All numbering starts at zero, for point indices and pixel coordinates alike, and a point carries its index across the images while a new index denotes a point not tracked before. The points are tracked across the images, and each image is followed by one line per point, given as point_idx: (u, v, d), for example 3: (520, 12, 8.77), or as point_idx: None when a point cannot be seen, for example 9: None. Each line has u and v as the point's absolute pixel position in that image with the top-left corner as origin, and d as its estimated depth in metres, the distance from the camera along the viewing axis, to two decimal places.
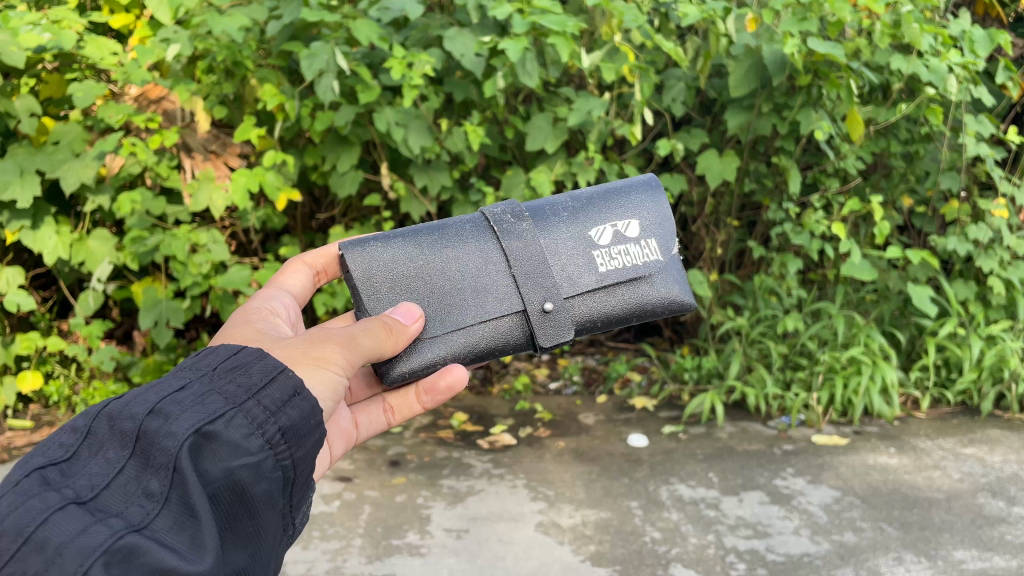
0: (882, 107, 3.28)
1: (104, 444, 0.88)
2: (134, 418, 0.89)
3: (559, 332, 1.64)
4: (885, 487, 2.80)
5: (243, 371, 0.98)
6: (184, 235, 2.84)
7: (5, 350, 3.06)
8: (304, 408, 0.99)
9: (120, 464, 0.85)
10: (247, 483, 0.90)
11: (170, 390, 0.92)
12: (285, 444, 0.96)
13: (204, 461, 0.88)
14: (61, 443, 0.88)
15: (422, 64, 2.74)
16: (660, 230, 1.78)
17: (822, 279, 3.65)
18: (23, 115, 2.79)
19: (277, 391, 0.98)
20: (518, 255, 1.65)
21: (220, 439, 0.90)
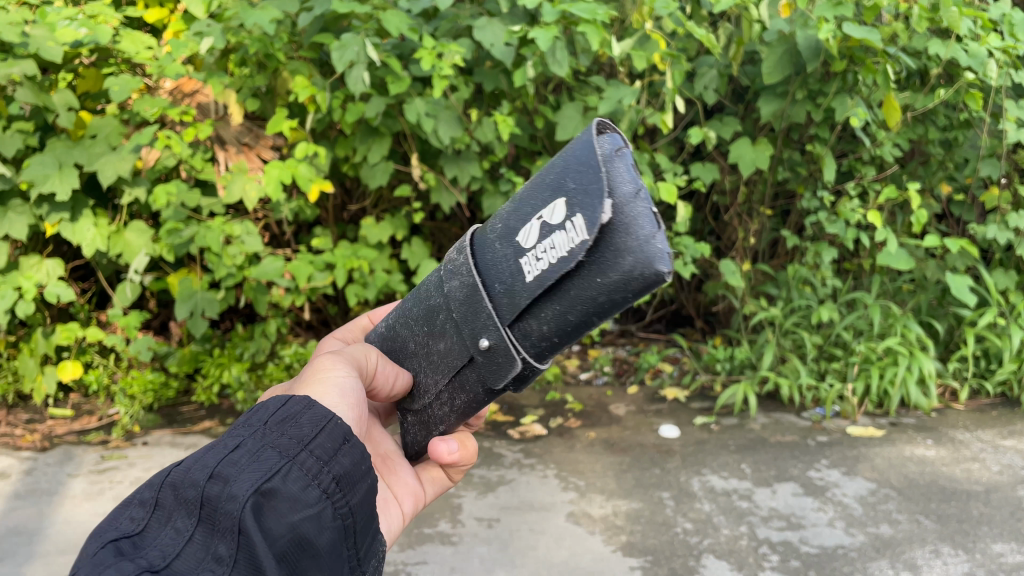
0: (919, 93, 3.22)
1: (172, 513, 0.83)
2: (196, 484, 0.84)
3: (507, 368, 1.05)
4: (922, 479, 2.76)
5: (292, 423, 0.92)
6: (218, 226, 2.87)
7: (46, 340, 3.13)
8: (356, 453, 0.93)
9: (187, 532, 0.81)
10: (311, 536, 0.85)
11: (227, 450, 0.87)
12: (341, 492, 0.90)
13: (266, 520, 0.83)
14: (131, 516, 0.83)
15: (451, 54, 2.73)
16: (583, 194, 0.93)
17: (858, 268, 3.61)
18: (61, 109, 2.85)
19: (327, 440, 0.92)
20: (461, 300, 1.08)
21: (281, 496, 0.85)
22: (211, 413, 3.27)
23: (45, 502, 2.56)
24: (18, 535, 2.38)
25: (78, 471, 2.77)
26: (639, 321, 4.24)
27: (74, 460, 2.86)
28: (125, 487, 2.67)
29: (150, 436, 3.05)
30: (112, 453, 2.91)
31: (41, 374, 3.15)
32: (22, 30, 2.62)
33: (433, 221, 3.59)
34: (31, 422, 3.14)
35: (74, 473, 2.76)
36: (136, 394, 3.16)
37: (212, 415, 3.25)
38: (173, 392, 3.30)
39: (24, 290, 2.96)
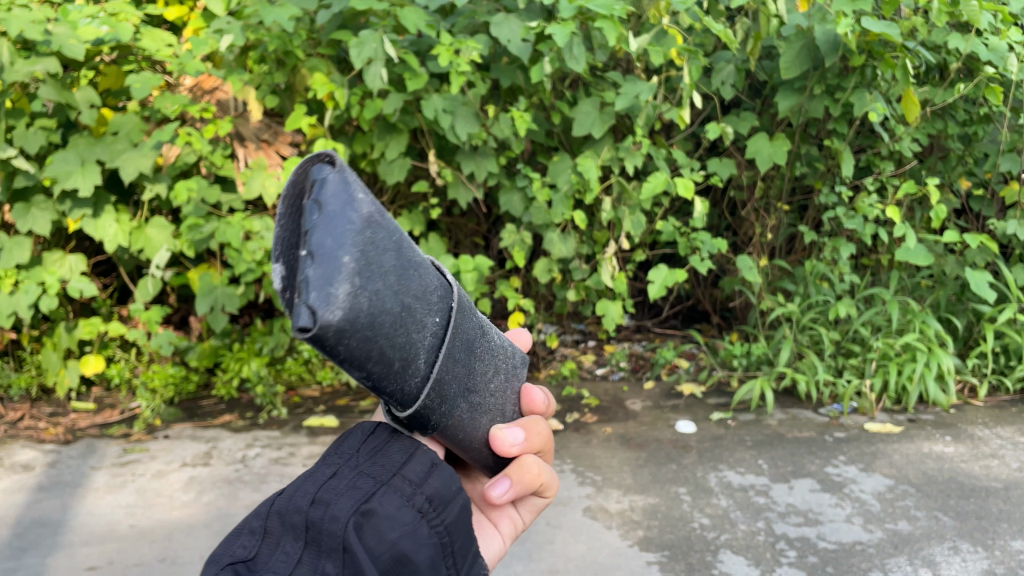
0: (939, 87, 3.20)
1: (280, 538, 0.80)
2: (300, 510, 0.80)
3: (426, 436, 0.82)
4: (940, 475, 2.75)
5: (382, 446, 0.86)
6: (238, 222, 2.90)
7: (69, 334, 3.17)
8: (450, 474, 0.86)
9: (297, 557, 0.78)
10: (411, 555, 0.81)
11: (325, 475, 0.83)
12: (435, 511, 0.84)
13: (367, 543, 0.78)
14: (244, 544, 0.81)
15: (468, 51, 2.74)
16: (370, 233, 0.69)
17: (876, 264, 3.60)
18: (83, 106, 2.88)
19: (419, 464, 0.85)
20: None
21: (382, 515, 0.80)
22: (230, 406, 3.31)
23: (69, 494, 2.60)
24: (43, 526, 2.42)
25: (100, 464, 2.80)
26: (655, 316, 4.25)
27: (97, 453, 2.89)
28: (147, 480, 2.70)
29: (170, 430, 3.09)
30: (133, 446, 2.95)
31: (64, 368, 3.20)
32: (45, 28, 2.65)
33: (450, 217, 3.60)
34: (55, 416, 3.18)
35: (97, 465, 2.79)
36: (157, 388, 3.21)
37: (232, 408, 3.28)
38: (194, 386, 3.34)
39: (47, 285, 3.00)
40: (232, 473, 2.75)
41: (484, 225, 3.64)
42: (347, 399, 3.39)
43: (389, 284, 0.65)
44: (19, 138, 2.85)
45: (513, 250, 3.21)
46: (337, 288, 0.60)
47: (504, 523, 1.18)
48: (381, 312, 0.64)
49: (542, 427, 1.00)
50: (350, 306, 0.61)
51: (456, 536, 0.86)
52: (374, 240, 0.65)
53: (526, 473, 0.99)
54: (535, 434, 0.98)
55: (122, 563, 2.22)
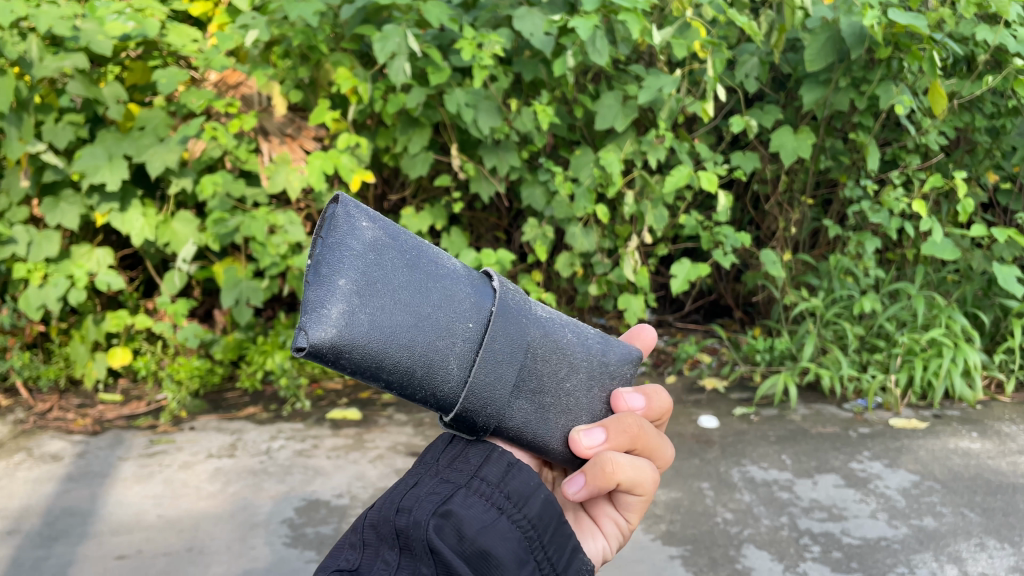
0: (966, 80, 3.16)
1: (375, 550, 0.80)
2: (388, 518, 0.81)
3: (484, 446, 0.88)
4: (966, 472, 2.72)
5: (460, 454, 0.87)
6: (263, 216, 2.93)
7: (97, 327, 3.21)
8: (526, 472, 0.87)
9: (392, 563, 0.77)
10: (498, 549, 0.80)
11: (406, 487, 0.84)
12: (516, 507, 0.84)
13: (454, 542, 0.78)
14: (343, 560, 0.81)
15: (491, 45, 2.74)
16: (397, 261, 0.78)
17: (901, 258, 3.57)
18: (111, 101, 2.92)
19: (494, 466, 0.86)
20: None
21: (463, 515, 0.80)
22: (255, 399, 3.34)
23: (97, 484, 2.64)
24: (72, 515, 2.45)
25: (128, 455, 2.84)
26: (677, 311, 4.24)
27: (125, 444, 2.93)
28: (174, 470, 2.73)
29: (196, 422, 3.13)
30: (160, 437, 2.99)
31: (92, 360, 3.25)
32: (73, 24, 2.68)
33: (471, 211, 3.61)
34: (83, 407, 3.23)
35: (125, 456, 2.83)
36: (183, 380, 3.23)
37: (256, 401, 3.32)
38: (219, 379, 3.38)
39: (76, 278, 3.05)
40: (257, 465, 2.78)
41: (506, 219, 3.64)
42: (370, 392, 3.42)
43: (395, 299, 0.75)
44: (48, 133, 2.89)
45: (535, 244, 3.21)
46: (329, 308, 0.72)
47: (607, 526, 1.09)
48: (383, 324, 0.74)
49: (628, 425, 0.93)
50: (343, 322, 0.72)
51: (542, 533, 0.85)
52: (379, 262, 0.75)
53: (600, 470, 0.92)
54: (616, 433, 0.92)
55: (150, 552, 2.25)
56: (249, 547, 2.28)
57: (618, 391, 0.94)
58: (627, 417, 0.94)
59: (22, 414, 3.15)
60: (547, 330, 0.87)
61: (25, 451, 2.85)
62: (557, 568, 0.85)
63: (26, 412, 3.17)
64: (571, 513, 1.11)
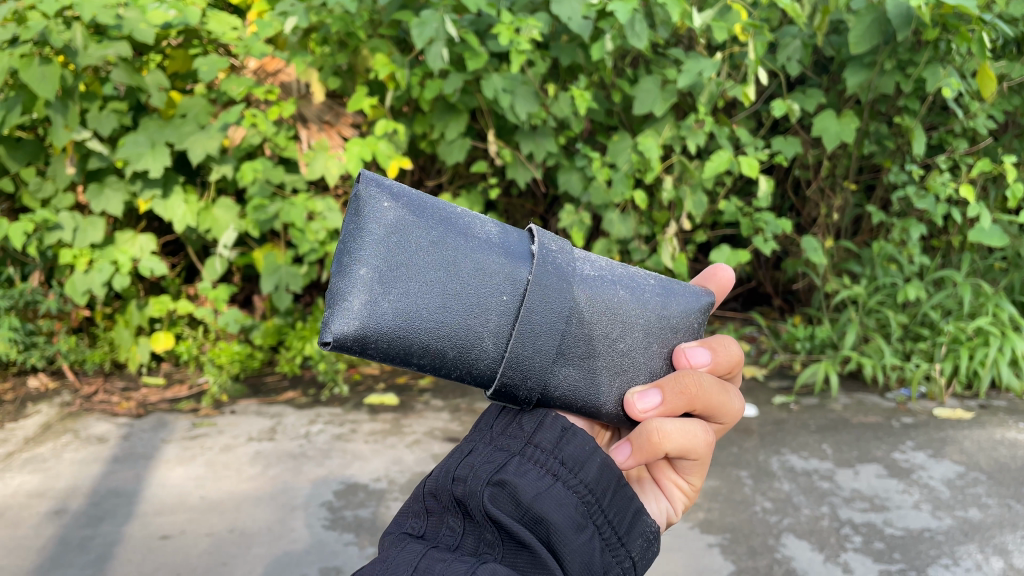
0: (1017, 62, 3.07)
1: (440, 515, 0.87)
2: (448, 487, 0.87)
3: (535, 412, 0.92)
4: (1013, 463, 2.66)
5: (515, 422, 0.92)
6: (302, 203, 2.96)
7: (140, 312, 3.27)
8: (580, 437, 0.90)
9: (457, 529, 0.84)
10: (556, 512, 0.84)
11: (464, 455, 0.90)
12: (572, 473, 0.88)
13: (511, 507, 0.83)
14: (410, 525, 0.89)
15: (529, 29, 2.72)
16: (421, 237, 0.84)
17: (946, 245, 3.50)
18: (153, 89, 2.95)
19: (548, 432, 0.90)
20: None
21: (519, 480, 0.85)
22: (294, 383, 3.38)
23: (141, 465, 2.70)
24: (117, 495, 2.51)
25: (171, 437, 2.90)
26: None
27: (167, 426, 2.99)
28: (215, 453, 2.78)
29: (237, 405, 3.18)
30: (202, 420, 3.04)
31: (136, 344, 3.31)
32: (116, 12, 2.72)
33: (508, 198, 3.61)
34: (127, 390, 3.30)
35: (167, 438, 2.89)
36: (224, 365, 3.26)
37: (295, 385, 3.36)
38: (258, 363, 3.42)
39: (120, 264, 3.11)
40: (296, 448, 2.82)
41: (542, 206, 3.64)
42: (406, 377, 3.45)
43: (420, 282, 0.81)
44: (92, 121, 2.95)
45: (571, 231, 3.19)
46: (352, 300, 0.80)
47: (670, 488, 1.12)
48: (407, 309, 0.80)
49: (686, 387, 0.95)
50: (365, 312, 0.80)
51: (599, 496, 0.88)
52: (402, 246, 0.82)
53: (646, 437, 0.95)
54: (672, 395, 0.94)
55: (193, 533, 2.29)
56: (289, 528, 2.31)
57: (679, 348, 0.96)
58: (686, 376, 0.95)
59: (68, 397, 3.22)
60: (595, 292, 0.88)
61: (71, 432, 2.92)
62: (617, 529, 0.88)
63: (72, 395, 3.24)
64: (634, 476, 1.14)
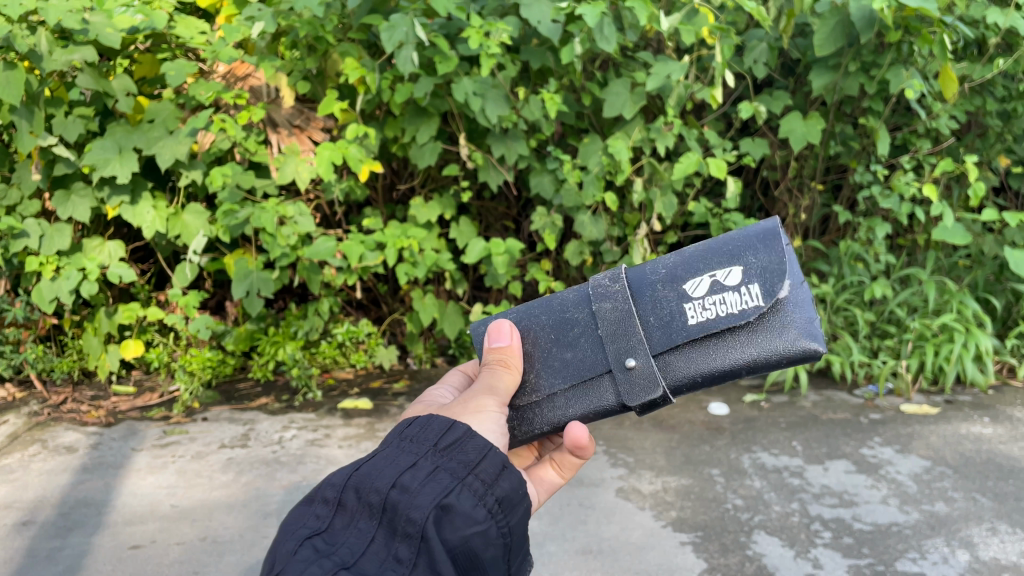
0: (978, 63, 3.14)
1: (354, 515, 0.83)
2: (379, 490, 0.84)
3: (646, 391, 1.12)
4: (978, 456, 2.72)
5: (461, 441, 0.90)
6: (272, 207, 2.93)
7: (109, 319, 3.23)
8: (517, 478, 0.90)
9: (369, 535, 0.81)
10: (478, 553, 0.84)
11: (405, 462, 0.86)
12: (502, 513, 0.88)
13: (443, 534, 0.82)
14: (316, 514, 0.84)
15: (499, 33, 2.73)
16: (767, 273, 1.12)
17: (911, 244, 3.57)
18: (120, 94, 2.93)
19: (492, 463, 0.89)
20: (609, 318, 1.16)
21: (455, 509, 0.84)
22: (266, 389, 3.37)
23: (111, 474, 2.67)
24: (87, 506, 2.48)
25: (142, 445, 2.87)
26: None
27: (138, 435, 2.96)
28: (187, 461, 2.76)
29: (209, 412, 3.15)
30: (173, 428, 3.01)
31: (105, 352, 3.28)
32: (82, 17, 2.69)
33: (480, 201, 3.60)
34: (97, 399, 3.26)
35: (138, 447, 2.86)
36: (195, 371, 3.23)
37: (268, 391, 3.35)
38: (231, 369, 3.39)
39: (88, 270, 3.08)
40: (269, 455, 2.80)
41: (515, 208, 3.64)
42: (380, 382, 3.45)
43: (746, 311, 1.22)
44: (58, 126, 2.91)
45: (543, 233, 3.21)
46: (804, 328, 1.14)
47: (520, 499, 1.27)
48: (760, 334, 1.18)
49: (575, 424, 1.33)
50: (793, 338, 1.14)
51: (515, 540, 0.89)
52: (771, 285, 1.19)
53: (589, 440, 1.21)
54: None
55: (165, 542, 2.28)
56: (262, 536, 2.30)
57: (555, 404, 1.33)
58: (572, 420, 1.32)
59: (36, 406, 3.18)
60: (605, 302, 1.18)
61: (40, 442, 2.88)
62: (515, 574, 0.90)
63: (41, 405, 3.20)
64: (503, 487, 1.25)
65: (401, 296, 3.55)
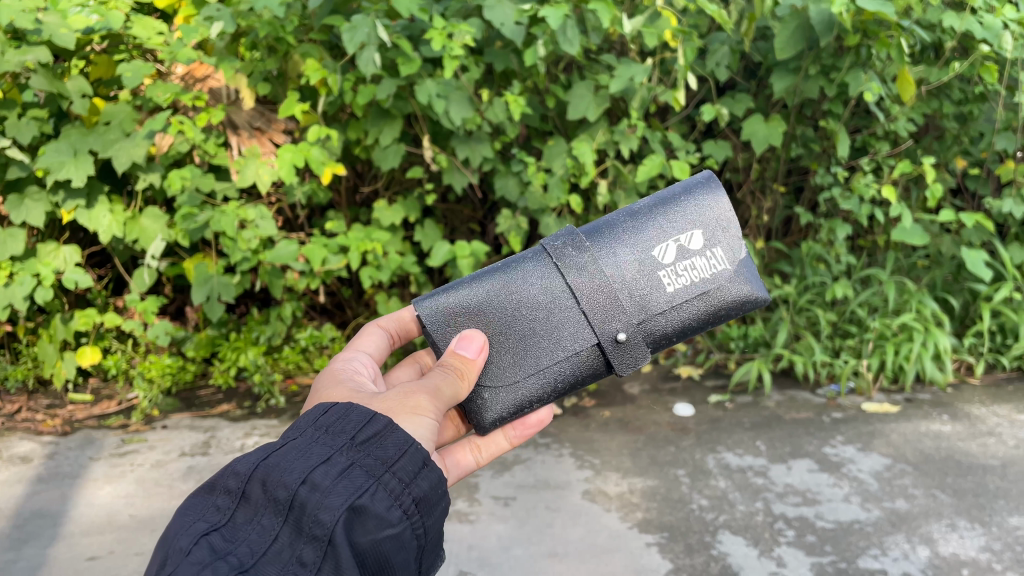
0: (934, 66, 3.19)
1: (259, 509, 0.92)
2: (289, 486, 0.92)
3: (636, 360, 1.41)
4: (937, 454, 2.76)
5: (379, 440, 1.00)
6: (233, 210, 2.89)
7: (65, 326, 3.16)
8: (433, 478, 1.00)
9: (274, 530, 0.90)
10: (389, 554, 0.93)
11: (319, 460, 0.95)
12: (418, 513, 0.97)
13: (354, 535, 0.90)
14: (220, 506, 0.93)
15: (462, 35, 2.72)
16: (724, 236, 1.49)
17: (872, 245, 3.63)
18: (75, 96, 2.86)
19: (410, 463, 0.99)
20: (588, 292, 1.42)
21: (367, 513, 0.92)
22: (228, 396, 3.31)
23: (68, 484, 2.61)
24: (42, 517, 2.42)
25: (99, 455, 2.81)
26: None
27: (95, 444, 2.89)
28: (146, 470, 2.70)
29: (169, 420, 3.09)
30: (132, 436, 2.95)
31: (60, 360, 3.18)
32: (35, 16, 2.64)
33: (445, 203, 3.59)
34: (52, 408, 3.19)
35: (95, 456, 2.79)
36: (155, 378, 3.21)
37: (230, 398, 3.29)
38: (191, 376, 3.34)
39: (42, 276, 3.00)
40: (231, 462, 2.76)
41: (480, 211, 3.63)
42: None
43: (705, 274, 1.47)
44: (11, 128, 2.83)
45: (509, 235, 3.19)
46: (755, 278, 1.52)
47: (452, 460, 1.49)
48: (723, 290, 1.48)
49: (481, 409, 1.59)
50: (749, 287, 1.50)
51: (427, 537, 0.99)
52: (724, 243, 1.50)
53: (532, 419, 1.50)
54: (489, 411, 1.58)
55: (122, 553, 2.22)
56: None
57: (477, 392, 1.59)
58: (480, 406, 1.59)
59: None
60: (581, 278, 1.42)
61: None
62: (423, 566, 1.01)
63: None
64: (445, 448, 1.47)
65: (365, 300, 3.52)
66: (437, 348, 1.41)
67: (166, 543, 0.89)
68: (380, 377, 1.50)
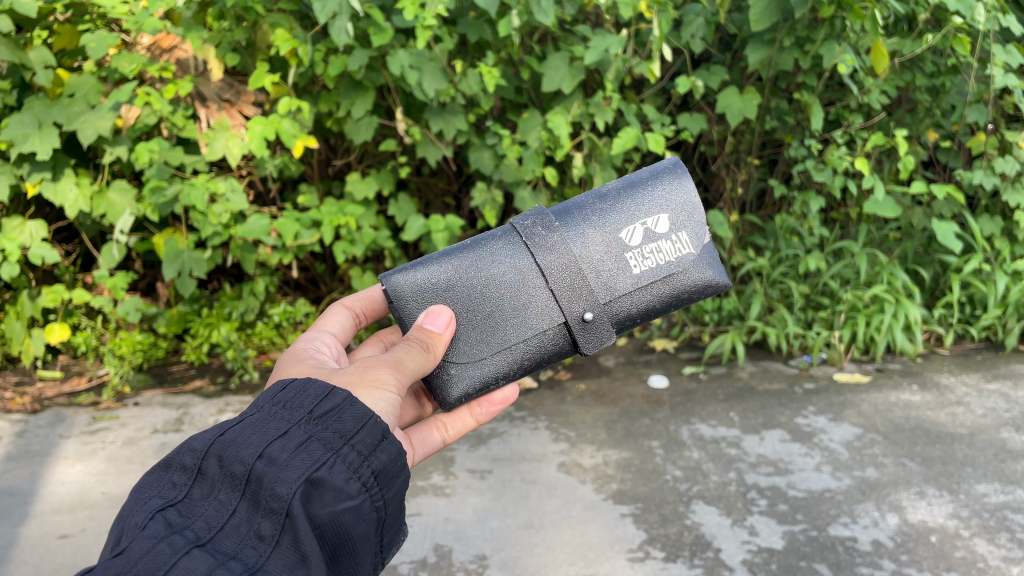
0: (907, 39, 3.18)
1: (216, 485, 0.91)
2: (246, 460, 0.91)
3: (599, 339, 1.42)
4: (907, 423, 2.80)
5: (337, 413, 0.99)
6: (202, 183, 2.83)
7: (31, 302, 3.10)
8: (392, 452, 1.01)
9: (231, 505, 0.89)
10: (348, 526, 0.92)
11: (276, 434, 0.94)
12: (377, 486, 0.98)
13: (312, 508, 0.90)
14: (176, 482, 0.92)
15: (434, 4, 2.67)
16: (689, 220, 1.51)
17: (844, 217, 3.67)
18: (38, 66, 2.77)
19: (368, 435, 0.99)
20: (556, 270, 1.41)
21: (325, 485, 0.92)
22: (201, 372, 3.29)
23: (37, 463, 2.57)
24: (12, 496, 2.39)
25: (69, 433, 2.77)
26: None
27: (66, 421, 2.86)
28: (118, 447, 2.67)
29: (140, 397, 3.06)
30: (103, 413, 2.92)
31: (28, 337, 3.12)
32: None
33: (420, 177, 3.56)
34: (21, 385, 3.14)
35: (66, 434, 2.76)
36: (125, 355, 3.16)
37: (202, 373, 3.27)
38: (163, 352, 3.30)
39: (8, 252, 2.94)
40: None
41: (456, 184, 3.61)
42: None
43: (669, 258, 1.48)
44: None
45: (484, 209, 3.17)
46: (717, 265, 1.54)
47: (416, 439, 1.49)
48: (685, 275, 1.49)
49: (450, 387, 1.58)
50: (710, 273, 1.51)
51: (385, 509, 0.99)
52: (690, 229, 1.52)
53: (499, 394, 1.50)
54: None
55: (94, 531, 2.20)
56: None
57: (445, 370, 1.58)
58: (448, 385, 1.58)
59: None
60: (549, 257, 1.42)
61: None
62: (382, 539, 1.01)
63: None
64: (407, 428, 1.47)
65: (340, 275, 3.50)
66: (404, 323, 1.40)
67: (119, 521, 0.88)
68: (344, 357, 1.48)
